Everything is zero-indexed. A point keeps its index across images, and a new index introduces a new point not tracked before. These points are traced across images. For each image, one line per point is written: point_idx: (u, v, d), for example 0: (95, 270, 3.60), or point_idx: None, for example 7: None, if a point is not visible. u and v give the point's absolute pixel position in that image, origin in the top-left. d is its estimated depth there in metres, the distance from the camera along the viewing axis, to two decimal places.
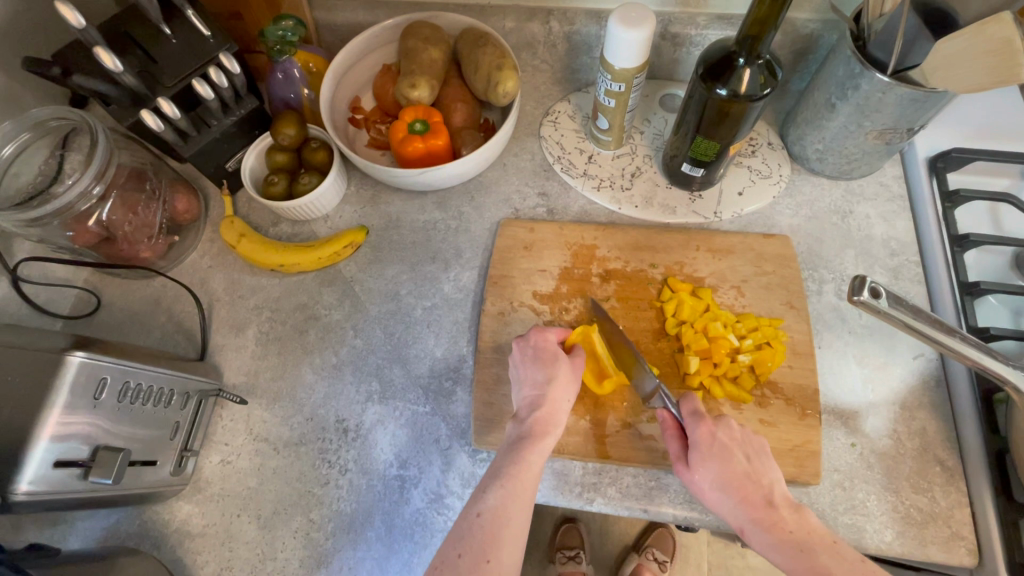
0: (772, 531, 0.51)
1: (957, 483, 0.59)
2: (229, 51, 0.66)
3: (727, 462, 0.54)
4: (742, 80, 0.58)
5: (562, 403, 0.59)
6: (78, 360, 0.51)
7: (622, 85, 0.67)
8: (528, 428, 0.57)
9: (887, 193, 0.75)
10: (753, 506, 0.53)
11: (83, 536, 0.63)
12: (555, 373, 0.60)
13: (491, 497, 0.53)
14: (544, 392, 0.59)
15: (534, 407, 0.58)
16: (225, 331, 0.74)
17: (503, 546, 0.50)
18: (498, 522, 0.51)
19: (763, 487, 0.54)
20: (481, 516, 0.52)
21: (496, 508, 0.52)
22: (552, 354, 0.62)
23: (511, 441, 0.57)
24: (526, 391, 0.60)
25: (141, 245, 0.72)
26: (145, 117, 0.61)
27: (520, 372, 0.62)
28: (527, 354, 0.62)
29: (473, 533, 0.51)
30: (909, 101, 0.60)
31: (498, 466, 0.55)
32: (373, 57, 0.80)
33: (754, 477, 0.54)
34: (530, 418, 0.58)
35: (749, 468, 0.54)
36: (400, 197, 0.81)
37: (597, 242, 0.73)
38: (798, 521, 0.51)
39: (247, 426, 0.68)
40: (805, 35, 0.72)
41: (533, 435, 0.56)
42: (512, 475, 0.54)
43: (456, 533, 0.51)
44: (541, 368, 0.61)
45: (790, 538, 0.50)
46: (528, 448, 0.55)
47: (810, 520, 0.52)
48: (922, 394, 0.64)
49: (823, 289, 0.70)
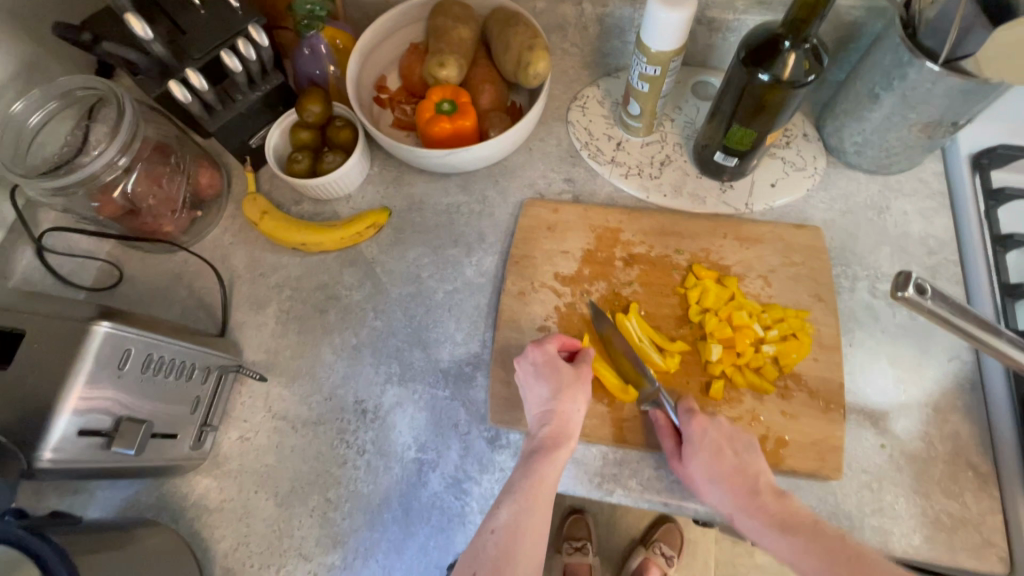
0: (756, 517, 0.52)
1: (989, 489, 0.57)
2: (258, 23, 0.64)
3: (717, 453, 0.56)
4: (787, 65, 0.55)
5: (573, 417, 0.58)
6: (103, 330, 0.51)
7: (657, 69, 0.64)
8: (539, 443, 0.56)
9: (926, 189, 0.72)
10: (740, 494, 0.54)
11: (102, 505, 0.64)
12: (561, 386, 0.58)
13: (503, 513, 0.52)
14: (550, 407, 0.57)
15: (543, 421, 0.57)
16: (245, 308, 0.74)
17: (520, 563, 0.50)
18: (512, 539, 0.51)
19: (750, 477, 0.55)
20: (494, 534, 0.51)
21: (509, 524, 0.52)
22: (555, 366, 0.60)
23: (523, 457, 0.56)
24: (533, 409, 0.59)
25: (165, 219, 0.71)
26: (173, 88, 0.60)
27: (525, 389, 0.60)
28: (530, 372, 0.60)
29: (485, 550, 0.50)
30: (959, 93, 0.58)
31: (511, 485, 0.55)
32: (400, 35, 0.79)
33: (744, 468, 0.55)
34: (540, 433, 0.57)
35: (738, 460, 0.56)
36: (423, 178, 0.80)
37: (621, 226, 0.72)
38: (782, 506, 0.53)
39: (265, 404, 0.68)
40: (848, 22, 0.69)
41: (544, 450, 0.55)
42: (524, 489, 0.53)
43: (471, 551, 0.51)
44: (545, 384, 0.59)
45: (775, 520, 0.52)
46: (539, 464, 0.55)
47: (793, 505, 0.53)
48: (956, 397, 0.62)
49: (856, 286, 0.68)
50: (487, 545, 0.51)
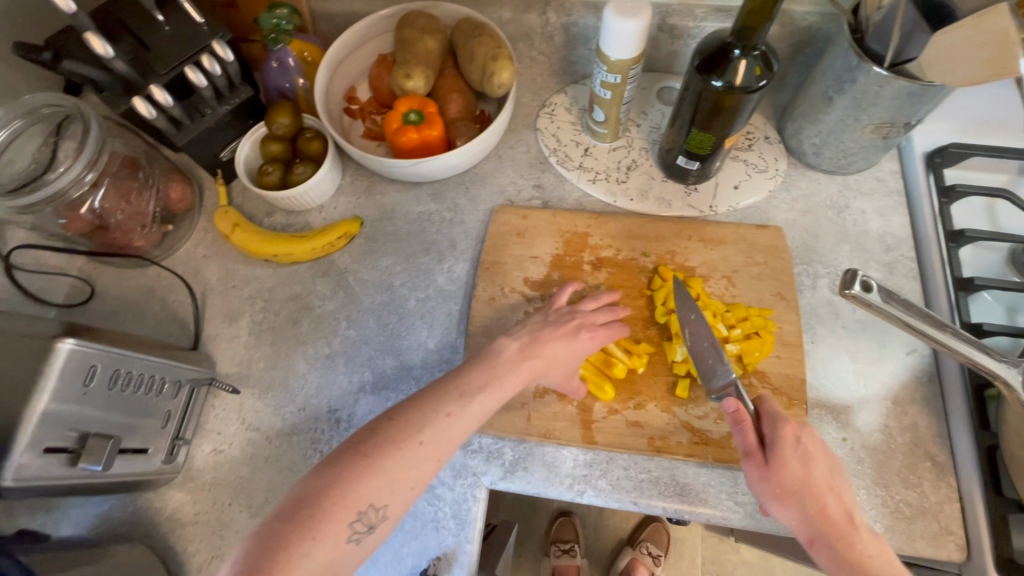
0: (848, 553, 0.50)
1: (947, 478, 0.59)
2: (224, 39, 0.65)
3: (814, 470, 0.53)
4: (738, 72, 0.57)
5: (552, 371, 0.63)
6: (69, 347, 0.51)
7: (618, 77, 0.66)
8: (521, 369, 0.62)
9: (884, 188, 0.74)
10: (833, 523, 0.51)
11: (74, 523, 0.63)
12: (570, 347, 0.63)
13: (461, 411, 0.60)
14: (559, 352, 0.63)
15: (533, 357, 0.62)
16: (218, 321, 0.74)
17: (448, 446, 0.59)
18: (454, 429, 0.59)
19: (845, 505, 0.52)
20: (446, 417, 0.59)
21: (460, 423, 0.59)
22: (580, 326, 0.65)
23: (495, 367, 0.62)
24: (542, 341, 0.63)
25: (135, 234, 0.71)
26: (138, 104, 0.61)
27: (546, 329, 0.65)
28: (558, 317, 0.66)
29: (436, 426, 0.59)
30: (905, 95, 0.60)
31: (466, 402, 0.60)
32: (369, 46, 0.80)
33: (839, 494, 0.53)
34: (524, 361, 0.62)
35: (832, 482, 0.53)
36: (394, 188, 0.80)
37: (589, 230, 0.73)
38: (876, 545, 0.51)
39: (239, 416, 0.69)
40: (804, 28, 0.71)
41: (517, 373, 0.62)
42: (486, 396, 0.61)
43: (422, 418, 0.59)
44: (571, 343, 0.63)
45: (869, 560, 0.49)
46: (505, 383, 0.61)
47: (885, 546, 0.51)
48: (914, 389, 0.64)
49: (817, 284, 0.70)
50: (441, 424, 0.59)
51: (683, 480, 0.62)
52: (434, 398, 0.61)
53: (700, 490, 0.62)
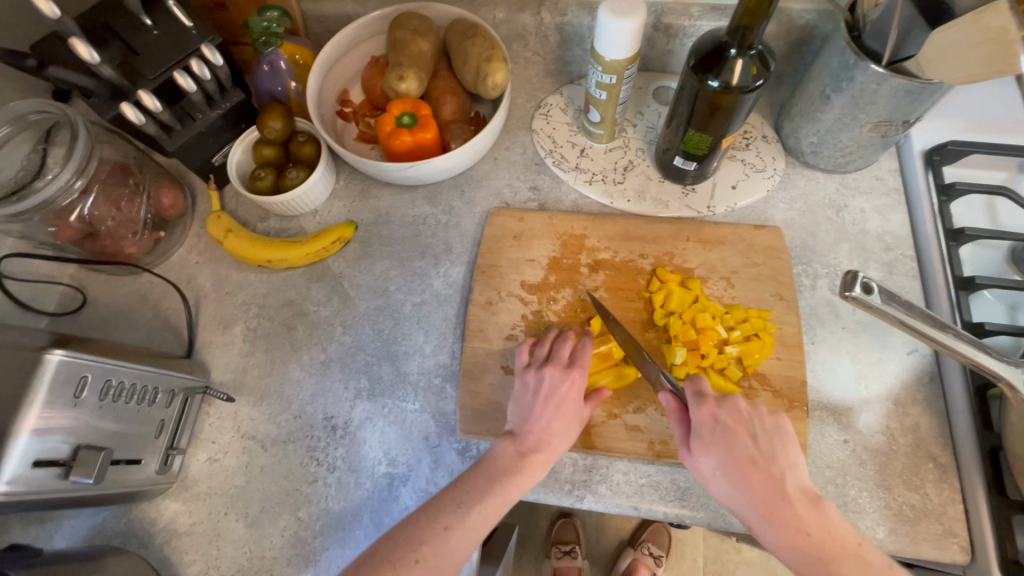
0: (782, 530, 0.49)
1: (950, 480, 0.59)
2: (212, 43, 0.64)
3: (733, 446, 0.53)
4: (735, 71, 0.56)
5: (562, 447, 0.58)
6: (57, 358, 0.50)
7: (613, 77, 0.65)
8: (527, 464, 0.56)
9: (883, 187, 0.74)
10: (763, 499, 0.50)
11: (68, 535, 0.63)
12: (566, 420, 0.59)
13: (465, 517, 0.52)
14: (556, 430, 0.58)
15: (535, 447, 0.57)
16: (212, 328, 0.73)
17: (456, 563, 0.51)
18: (460, 546, 0.51)
19: (775, 478, 0.51)
20: (446, 531, 0.51)
21: (465, 532, 0.52)
22: (571, 386, 0.60)
23: (489, 468, 0.56)
24: (536, 426, 0.58)
25: (126, 241, 0.71)
26: (124, 109, 0.60)
27: (536, 402, 0.60)
28: (545, 383, 0.60)
29: (438, 547, 0.50)
30: (904, 93, 0.59)
31: (464, 513, 0.53)
32: (361, 48, 0.79)
33: (769, 468, 0.52)
34: (529, 455, 0.57)
35: (760, 456, 0.53)
36: (389, 191, 0.80)
37: (586, 232, 0.73)
38: (816, 519, 0.49)
39: (234, 424, 0.68)
40: (800, 26, 0.71)
41: (522, 471, 0.56)
42: (490, 502, 0.54)
43: (418, 537, 0.51)
44: (562, 411, 0.59)
45: (808, 536, 0.48)
46: (514, 485, 0.55)
47: (828, 516, 0.49)
48: (915, 390, 0.63)
49: (817, 284, 0.70)
50: (441, 541, 0.51)
51: (684, 485, 0.62)
52: (427, 510, 0.53)
53: (700, 495, 0.61)
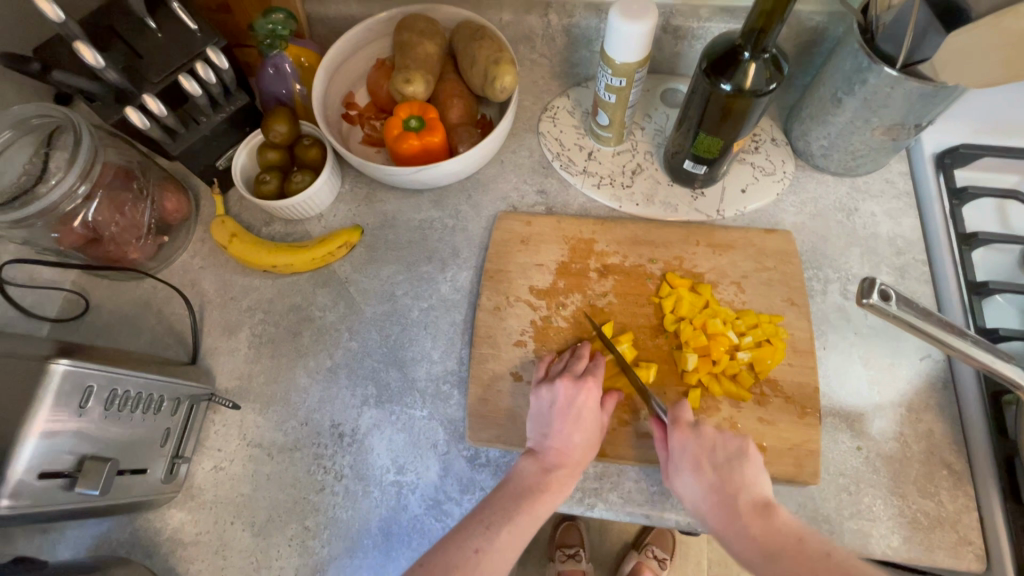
0: (735, 541, 0.50)
1: (964, 487, 0.58)
2: (218, 46, 0.63)
3: (695, 466, 0.55)
4: (748, 75, 0.56)
5: (585, 459, 0.58)
6: (62, 368, 0.49)
7: (623, 80, 0.65)
8: (553, 482, 0.56)
9: (893, 190, 0.73)
10: (722, 516, 0.52)
11: (72, 545, 0.62)
12: (587, 435, 0.59)
13: (495, 539, 0.52)
14: (577, 445, 0.58)
15: (558, 463, 0.57)
16: (217, 334, 0.72)
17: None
18: (492, 567, 0.51)
19: (731, 494, 0.53)
20: (478, 553, 0.51)
21: (497, 554, 0.52)
22: (588, 400, 0.60)
23: (515, 488, 0.56)
24: (557, 443, 0.58)
25: (130, 246, 0.70)
26: (129, 113, 0.59)
27: (554, 419, 0.59)
28: (562, 398, 0.60)
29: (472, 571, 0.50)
30: (917, 96, 0.59)
31: (494, 534, 0.52)
32: (366, 51, 0.78)
33: (725, 483, 0.53)
34: (554, 471, 0.57)
35: (720, 476, 0.54)
36: (395, 195, 0.79)
37: (595, 237, 0.72)
38: (764, 528, 0.49)
39: (240, 432, 0.67)
40: (810, 28, 0.70)
41: (549, 488, 0.56)
42: (520, 522, 0.54)
43: (450, 562, 0.50)
44: (581, 425, 0.59)
45: (756, 541, 0.49)
46: (542, 503, 0.55)
47: (776, 522, 0.49)
48: (929, 396, 0.63)
49: (828, 289, 0.69)
50: (474, 565, 0.51)
51: None
52: (455, 536, 0.53)
53: None
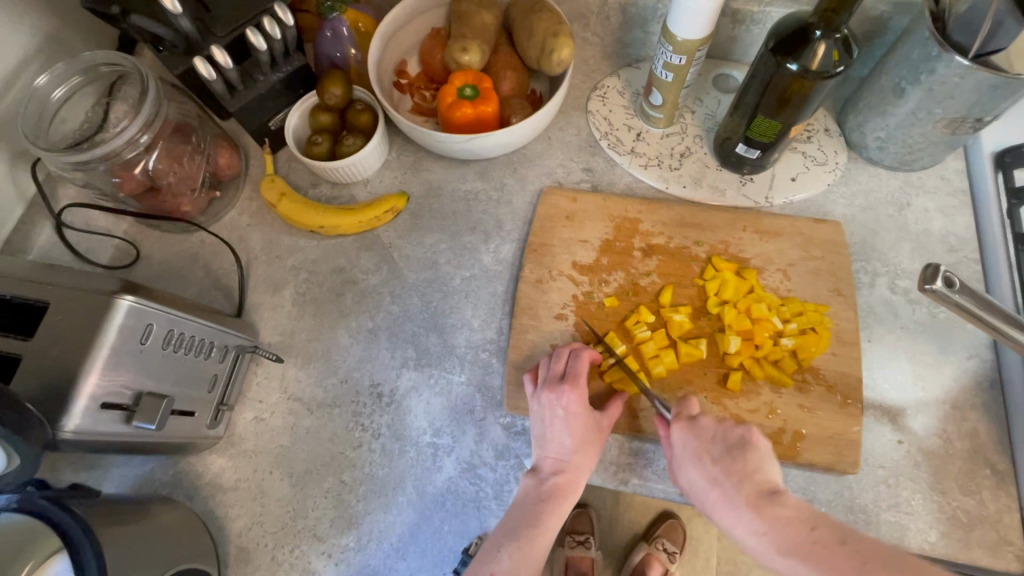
0: (748, 537, 0.45)
1: (1007, 487, 0.57)
2: (284, 3, 0.64)
3: (699, 460, 0.52)
4: (816, 55, 0.55)
5: (586, 464, 0.58)
6: (126, 304, 0.50)
7: (683, 58, 0.64)
8: (552, 491, 0.56)
9: (948, 187, 0.72)
10: (727, 511, 0.48)
11: (117, 482, 0.64)
12: (582, 435, 0.58)
13: (505, 557, 0.53)
14: (571, 448, 0.58)
15: (556, 469, 0.58)
16: (262, 290, 0.74)
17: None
18: None
19: (733, 488, 0.49)
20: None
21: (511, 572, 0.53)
22: (572, 402, 0.59)
23: (519, 508, 0.57)
24: (550, 450, 0.58)
25: (183, 198, 0.71)
26: (197, 64, 0.60)
27: (544, 427, 0.59)
28: (546, 407, 0.59)
29: None
30: (986, 88, 0.57)
31: (499, 557, 0.53)
32: (422, 20, 0.79)
33: (724, 478, 0.50)
34: (552, 480, 0.57)
35: (716, 469, 0.51)
36: (441, 164, 0.79)
37: (640, 216, 0.72)
38: (773, 519, 0.44)
39: (281, 385, 0.68)
40: (874, 17, 0.69)
41: (551, 499, 0.56)
42: (527, 539, 0.54)
43: None
44: (569, 428, 0.58)
45: (776, 535, 0.44)
46: (547, 515, 0.55)
47: (780, 514, 0.45)
48: (974, 394, 0.62)
49: (876, 282, 0.68)
50: None
51: None
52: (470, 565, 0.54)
53: None
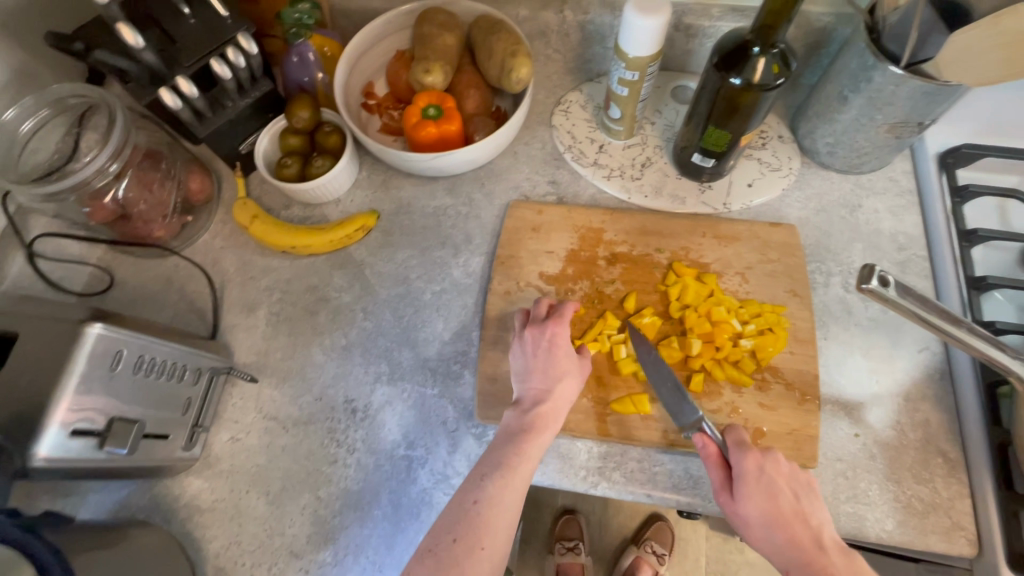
0: None
1: (958, 474, 0.60)
2: (248, 32, 0.66)
3: (777, 495, 0.54)
4: (757, 69, 0.58)
5: (567, 396, 0.61)
6: (96, 332, 0.51)
7: (636, 74, 0.67)
8: (535, 419, 0.58)
9: (896, 188, 0.75)
10: (801, 549, 0.51)
11: (94, 508, 0.64)
12: (563, 370, 0.61)
13: (489, 485, 0.54)
14: (554, 380, 0.61)
15: (538, 402, 0.60)
16: (236, 311, 0.75)
17: (497, 532, 0.52)
18: (493, 510, 0.53)
19: (812, 530, 0.52)
20: (459, 541, 0.51)
21: (495, 498, 0.54)
22: (555, 340, 0.63)
23: (503, 440, 0.58)
24: (534, 383, 0.61)
25: (155, 224, 0.73)
26: (164, 95, 0.62)
27: (529, 362, 0.62)
28: (531, 343, 0.63)
29: (474, 521, 0.52)
30: (921, 95, 0.60)
31: (486, 485, 0.54)
32: (387, 42, 0.81)
33: (803, 516, 0.53)
34: (534, 410, 0.59)
35: (797, 508, 0.53)
36: (411, 182, 0.81)
37: (604, 226, 0.74)
38: (851, 566, 0.50)
39: (256, 405, 0.69)
40: (818, 28, 0.72)
41: (534, 428, 0.58)
42: (512, 465, 0.56)
43: (453, 518, 0.53)
44: (552, 360, 0.62)
45: None
46: (529, 443, 0.57)
47: (861, 567, 0.50)
48: (926, 386, 0.64)
49: (830, 282, 0.71)
50: (473, 516, 0.53)
51: (696, 473, 0.63)
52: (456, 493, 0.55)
53: None
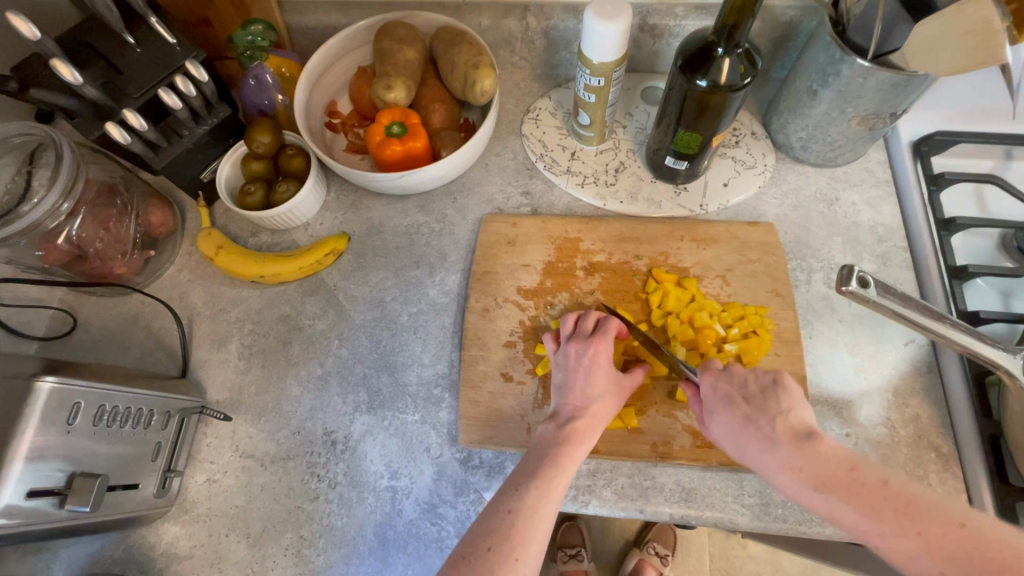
0: (782, 472, 0.48)
1: (952, 469, 0.59)
2: (196, 59, 0.63)
3: (732, 405, 0.54)
4: (722, 70, 0.57)
5: (604, 413, 0.58)
6: (48, 385, 0.49)
7: (601, 80, 0.65)
8: (569, 430, 0.56)
9: (873, 179, 0.74)
10: (760, 448, 0.50)
11: (66, 563, 0.61)
12: (600, 387, 0.59)
13: (526, 496, 0.51)
14: (592, 396, 0.58)
15: (573, 415, 0.57)
16: (207, 346, 0.72)
17: (531, 544, 0.49)
18: (529, 521, 0.50)
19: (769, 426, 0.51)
20: (493, 550, 0.48)
21: (531, 508, 0.50)
22: (597, 355, 0.60)
23: (537, 452, 0.55)
24: (571, 397, 0.59)
25: (116, 261, 0.70)
26: (112, 130, 0.59)
27: (568, 376, 0.60)
28: (572, 357, 0.61)
29: (507, 533, 0.49)
30: (890, 86, 0.59)
31: (522, 495, 0.51)
32: (348, 59, 0.79)
33: (760, 416, 0.52)
34: (569, 423, 0.57)
35: (750, 411, 0.53)
36: (381, 202, 0.79)
37: (580, 235, 0.73)
38: (809, 451, 0.48)
39: (232, 443, 0.67)
40: (784, 22, 0.71)
41: (570, 440, 0.55)
42: (546, 478, 0.52)
43: (487, 526, 0.50)
44: (593, 377, 0.59)
45: (810, 468, 0.47)
46: (563, 455, 0.54)
47: (820, 447, 0.47)
48: (914, 380, 0.63)
49: (812, 279, 0.70)
50: (508, 525, 0.49)
51: (689, 486, 0.61)
52: (490, 504, 0.52)
53: (707, 495, 0.60)
